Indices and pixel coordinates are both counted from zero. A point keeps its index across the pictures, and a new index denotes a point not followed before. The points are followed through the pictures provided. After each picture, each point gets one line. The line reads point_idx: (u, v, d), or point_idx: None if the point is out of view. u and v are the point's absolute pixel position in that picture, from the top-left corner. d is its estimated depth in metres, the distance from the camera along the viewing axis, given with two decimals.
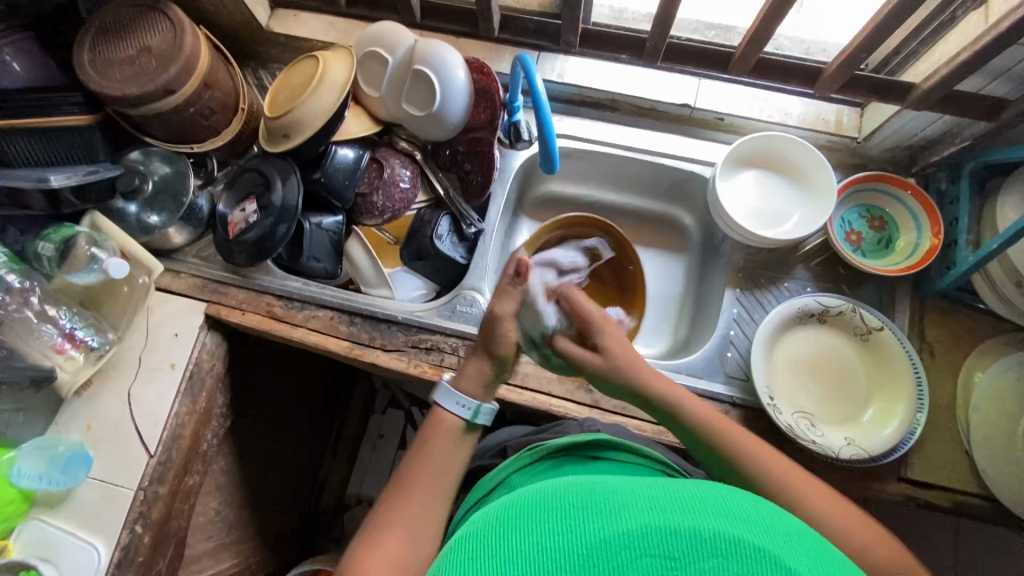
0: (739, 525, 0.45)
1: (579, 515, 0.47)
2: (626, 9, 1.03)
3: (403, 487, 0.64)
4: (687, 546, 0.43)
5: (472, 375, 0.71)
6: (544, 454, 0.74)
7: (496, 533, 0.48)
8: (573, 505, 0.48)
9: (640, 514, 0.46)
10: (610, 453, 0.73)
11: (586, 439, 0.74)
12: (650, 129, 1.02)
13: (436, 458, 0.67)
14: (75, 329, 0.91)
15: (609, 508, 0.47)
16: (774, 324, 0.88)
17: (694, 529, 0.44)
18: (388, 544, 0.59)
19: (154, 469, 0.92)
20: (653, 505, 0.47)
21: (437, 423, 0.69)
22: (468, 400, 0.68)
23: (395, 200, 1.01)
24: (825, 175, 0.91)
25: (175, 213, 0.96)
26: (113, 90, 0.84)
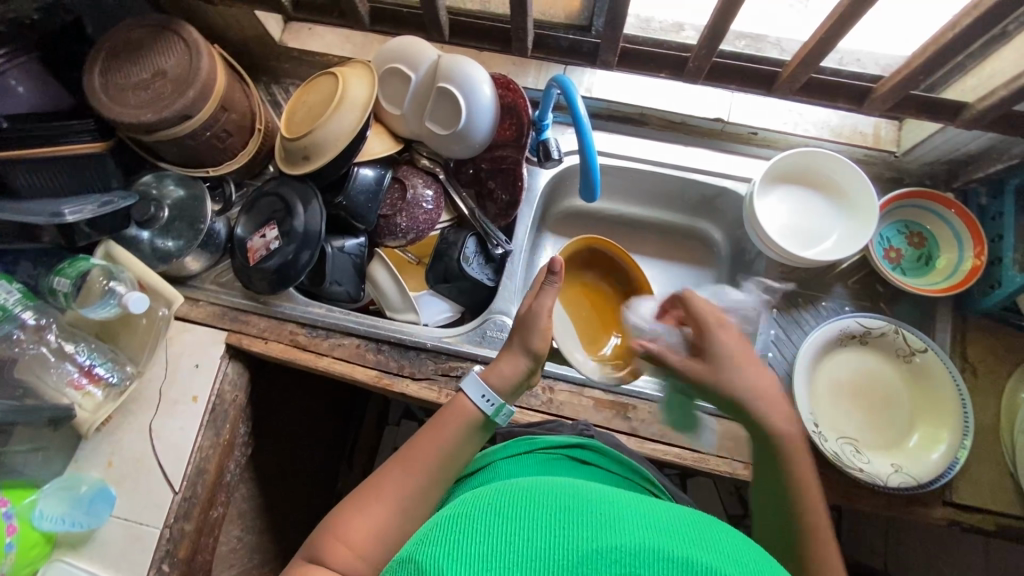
0: (738, 565, 0.38)
1: (567, 521, 0.41)
2: (653, 19, 0.99)
3: (407, 458, 0.65)
4: (674, 569, 0.36)
5: (504, 374, 0.71)
6: (536, 447, 0.72)
7: (479, 522, 0.42)
8: (563, 509, 0.42)
9: (636, 532, 0.39)
10: (597, 459, 0.72)
11: (575, 441, 0.73)
12: (681, 143, 0.99)
13: (444, 443, 0.66)
14: (94, 365, 0.89)
15: (603, 519, 0.41)
16: (816, 348, 0.86)
17: (686, 558, 0.37)
18: (375, 508, 0.61)
19: (179, 506, 0.89)
20: (652, 523, 0.41)
21: (457, 409, 0.69)
22: (493, 397, 0.69)
23: (420, 220, 0.98)
24: (866, 193, 0.88)
25: (192, 240, 0.92)
26: (128, 116, 0.80)
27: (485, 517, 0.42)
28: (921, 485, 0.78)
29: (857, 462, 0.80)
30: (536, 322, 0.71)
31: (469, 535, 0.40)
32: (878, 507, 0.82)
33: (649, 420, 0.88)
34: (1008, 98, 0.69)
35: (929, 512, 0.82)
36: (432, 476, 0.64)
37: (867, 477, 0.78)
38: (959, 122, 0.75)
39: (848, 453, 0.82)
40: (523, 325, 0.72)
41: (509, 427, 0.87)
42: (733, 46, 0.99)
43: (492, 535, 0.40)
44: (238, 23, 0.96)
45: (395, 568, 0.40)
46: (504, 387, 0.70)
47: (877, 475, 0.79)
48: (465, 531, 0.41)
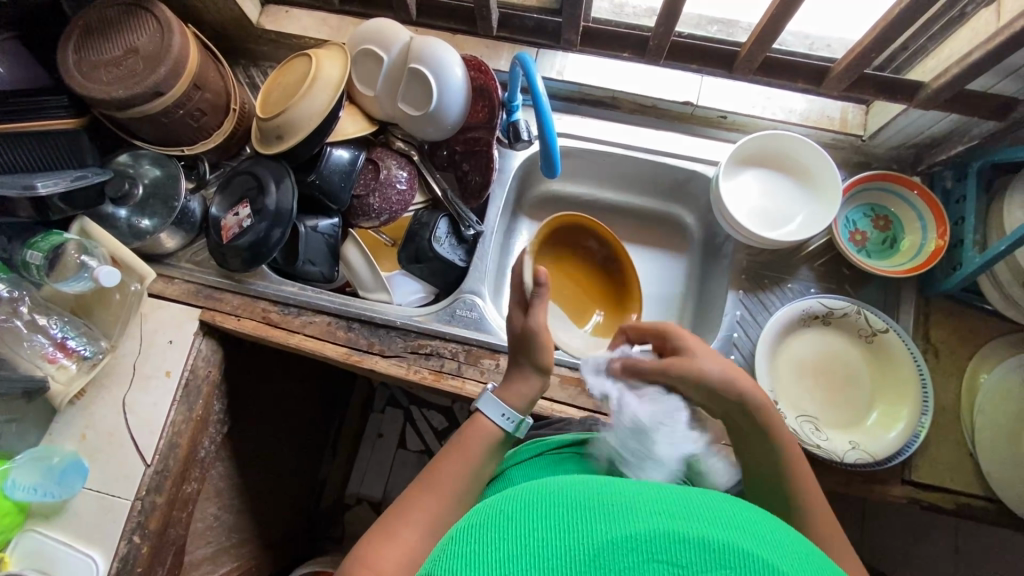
0: (754, 539, 0.36)
1: (575, 509, 0.38)
2: (626, 3, 1.00)
3: (434, 484, 0.63)
4: (694, 556, 0.34)
5: (520, 393, 0.72)
6: (544, 449, 0.71)
7: (485, 527, 0.39)
8: (566, 498, 0.39)
9: (650, 516, 0.37)
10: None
11: (585, 437, 0.71)
12: (652, 127, 1.00)
13: (470, 464, 0.65)
14: (67, 338, 0.90)
15: (610, 506, 0.38)
16: (779, 328, 0.87)
17: (701, 538, 0.35)
18: (403, 535, 0.58)
19: (151, 479, 0.91)
20: (662, 506, 0.38)
21: (474, 427, 0.68)
22: (513, 414, 0.69)
23: (392, 201, 1.00)
24: (830, 173, 0.88)
25: (166, 217, 0.94)
26: (100, 93, 0.81)
27: (487, 526, 0.39)
28: (877, 461, 0.79)
29: (815, 438, 0.81)
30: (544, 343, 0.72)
31: (475, 542, 0.37)
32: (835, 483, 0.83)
33: None
34: (962, 77, 0.70)
35: (888, 490, 0.83)
36: (457, 500, 0.62)
37: (824, 452, 0.79)
38: (915, 102, 0.77)
39: (807, 430, 0.82)
40: (524, 343, 0.73)
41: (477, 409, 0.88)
42: (704, 31, 1.00)
43: (498, 543, 0.37)
44: (215, 4, 0.98)
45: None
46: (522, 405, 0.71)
47: (835, 451, 0.80)
48: (468, 541, 0.38)
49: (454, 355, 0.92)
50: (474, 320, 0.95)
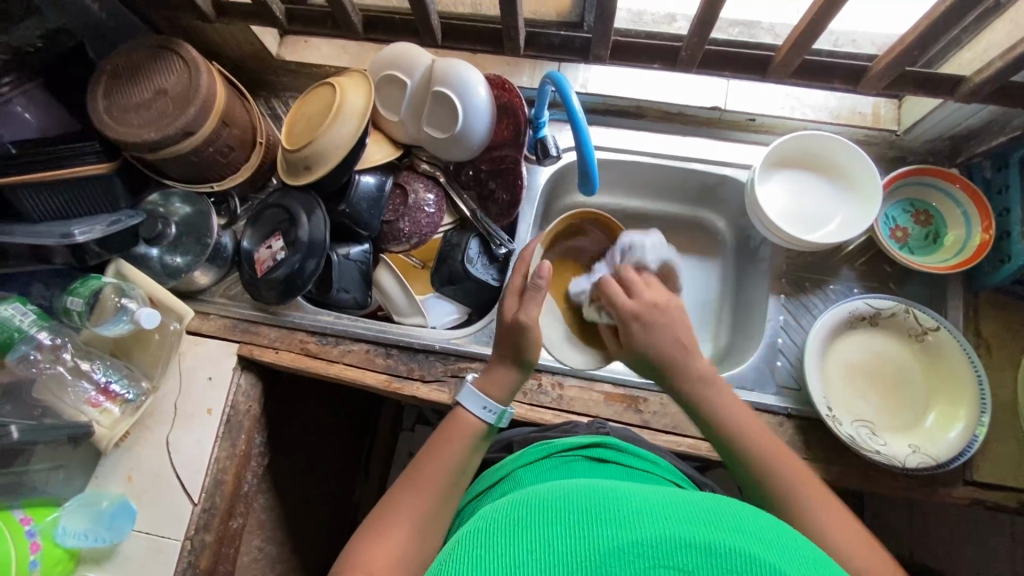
0: (756, 543, 0.39)
1: (590, 518, 0.42)
2: (644, 12, 1.00)
3: (418, 481, 0.63)
4: (694, 557, 0.38)
5: (501, 383, 0.70)
6: (552, 451, 0.71)
7: (503, 533, 0.42)
8: (579, 506, 0.43)
9: (655, 523, 0.40)
10: (619, 456, 0.70)
11: (592, 440, 0.72)
12: (680, 134, 0.99)
13: (448, 459, 0.65)
14: (110, 382, 0.90)
15: (620, 514, 0.42)
16: (826, 331, 0.85)
17: (706, 544, 0.38)
18: (393, 536, 0.58)
19: (199, 517, 0.91)
20: (669, 512, 0.42)
21: (455, 423, 0.68)
22: (494, 406, 0.69)
23: (422, 225, 0.99)
24: (867, 171, 0.87)
25: (200, 254, 0.94)
26: (132, 136, 0.81)
27: (504, 530, 0.43)
28: (940, 464, 0.77)
29: (873, 443, 0.79)
30: (507, 332, 0.71)
31: (496, 545, 0.41)
32: (893, 488, 0.82)
33: (660, 412, 0.88)
34: (1005, 70, 0.68)
35: (950, 492, 0.81)
36: (441, 493, 0.63)
37: (884, 458, 0.77)
38: (956, 97, 0.75)
39: (863, 435, 0.81)
40: (514, 336, 0.70)
41: (522, 430, 0.86)
42: (726, 34, 0.99)
43: (514, 545, 0.41)
44: (236, 39, 0.98)
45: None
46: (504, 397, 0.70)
47: (895, 456, 0.78)
48: (487, 547, 0.41)
49: None
50: None
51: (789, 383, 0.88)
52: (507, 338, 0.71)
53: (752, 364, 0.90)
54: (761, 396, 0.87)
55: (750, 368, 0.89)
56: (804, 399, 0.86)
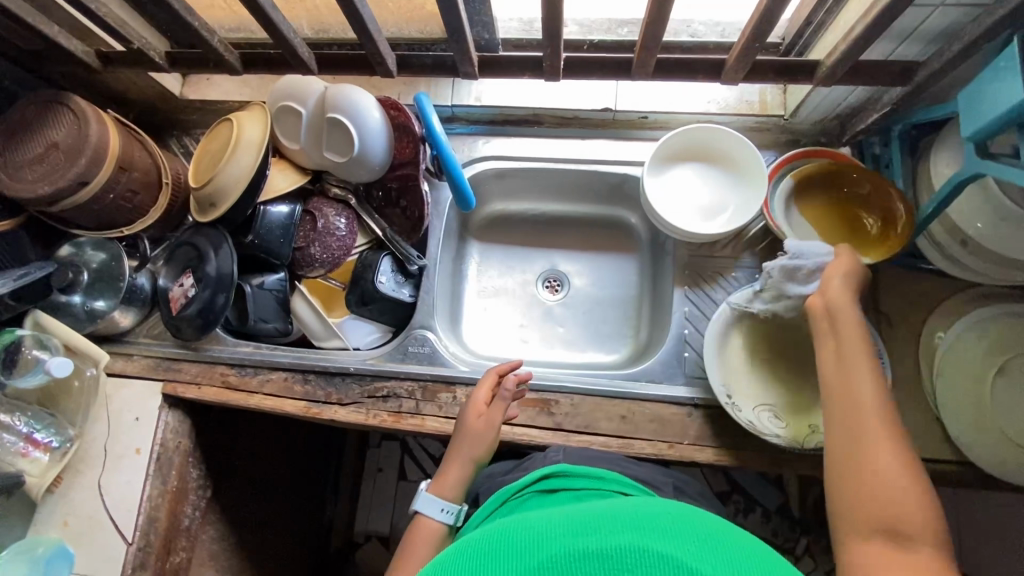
0: (653, 535, 0.41)
1: (492, 557, 0.43)
2: (535, 19, 1.01)
3: None
4: (589, 564, 0.39)
5: (453, 482, 0.79)
6: (510, 496, 0.71)
7: None
8: (482, 549, 0.45)
9: (549, 545, 0.42)
10: (567, 482, 0.69)
11: (541, 474, 0.71)
12: (578, 136, 1.00)
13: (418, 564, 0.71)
14: (33, 432, 0.92)
15: (516, 546, 0.43)
16: (725, 320, 0.86)
17: (600, 550, 0.40)
18: None
19: (134, 556, 0.93)
20: (561, 529, 0.43)
21: (420, 530, 0.76)
22: (451, 506, 0.77)
23: (333, 249, 1.01)
24: (753, 158, 0.88)
25: (115, 296, 0.96)
26: (26, 192, 0.84)
27: None
28: None
29: (774, 428, 0.79)
30: (481, 433, 0.81)
31: None
32: (802, 468, 0.83)
33: (572, 413, 0.89)
34: (850, 52, 0.70)
35: None
36: None
37: (783, 442, 0.77)
38: (817, 81, 0.77)
39: (766, 420, 0.80)
40: (477, 438, 0.81)
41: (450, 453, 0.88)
42: (616, 35, 1.00)
43: None
44: (137, 84, 1.01)
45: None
46: (454, 495, 0.78)
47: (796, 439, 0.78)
48: None
49: (411, 393, 0.93)
50: (427, 355, 0.96)
51: (697, 373, 0.89)
52: (463, 443, 0.81)
53: (661, 358, 0.91)
54: (669, 388, 0.88)
55: (658, 361, 0.91)
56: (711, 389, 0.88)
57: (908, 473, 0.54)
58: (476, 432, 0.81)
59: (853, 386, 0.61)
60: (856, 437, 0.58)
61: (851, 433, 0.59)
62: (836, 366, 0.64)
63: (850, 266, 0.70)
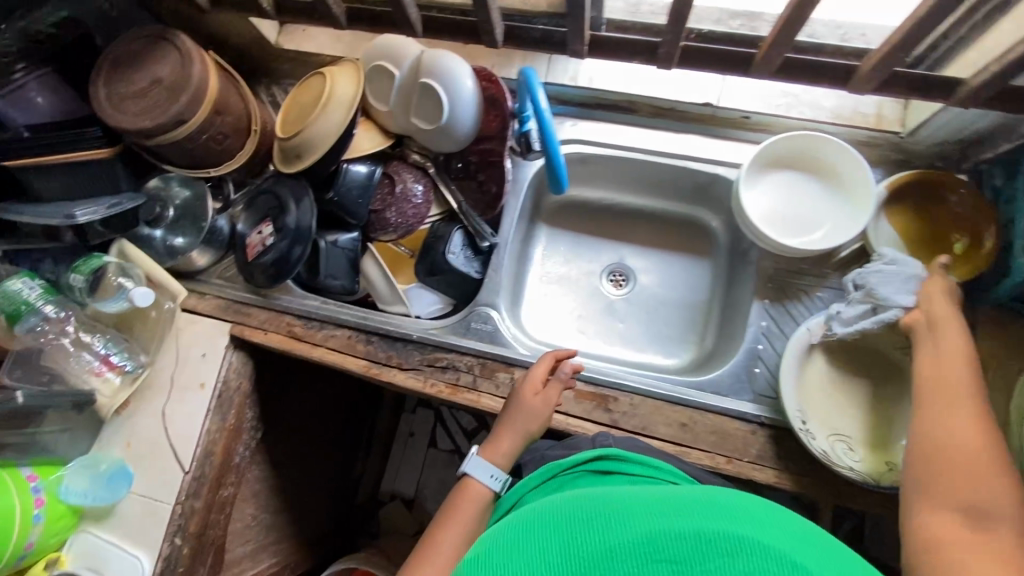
0: (744, 523, 0.42)
1: (579, 520, 0.45)
2: (642, 2, 0.97)
3: (435, 554, 0.68)
4: (684, 543, 0.41)
5: (505, 451, 0.79)
6: (556, 470, 0.69)
7: (506, 547, 0.46)
8: (564, 513, 0.47)
9: (639, 520, 0.43)
10: (621, 465, 0.67)
11: (594, 453, 0.69)
12: (672, 130, 0.96)
13: (465, 526, 0.72)
14: (110, 353, 0.96)
15: (602, 514, 0.45)
16: (805, 342, 0.83)
17: (692, 532, 0.41)
18: None
19: (189, 485, 0.97)
20: (646, 506, 0.45)
21: (464, 493, 0.76)
22: (501, 475, 0.77)
23: (408, 215, 1.01)
24: (861, 177, 0.83)
25: (196, 236, 0.99)
26: (128, 124, 0.86)
27: (505, 543, 0.46)
28: None
29: (847, 460, 0.77)
30: (535, 409, 0.81)
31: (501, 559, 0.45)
32: (864, 503, 0.80)
33: (630, 412, 0.87)
34: (1003, 74, 0.64)
35: None
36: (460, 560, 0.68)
37: (856, 475, 0.75)
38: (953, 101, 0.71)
39: (838, 451, 0.78)
40: (528, 411, 0.81)
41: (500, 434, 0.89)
42: (726, 26, 0.93)
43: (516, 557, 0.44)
44: (236, 27, 1.01)
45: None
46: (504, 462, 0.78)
47: (868, 473, 0.76)
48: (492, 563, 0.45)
49: (470, 368, 0.93)
50: (489, 334, 0.95)
51: (766, 392, 0.87)
52: (519, 415, 0.81)
53: (729, 371, 0.88)
54: (734, 402, 0.85)
55: (726, 374, 0.88)
56: (779, 409, 0.85)
57: (996, 458, 0.55)
58: (529, 405, 0.81)
59: (941, 380, 0.63)
60: (940, 429, 0.59)
61: (932, 419, 0.61)
62: (932, 361, 0.66)
63: (945, 287, 0.73)
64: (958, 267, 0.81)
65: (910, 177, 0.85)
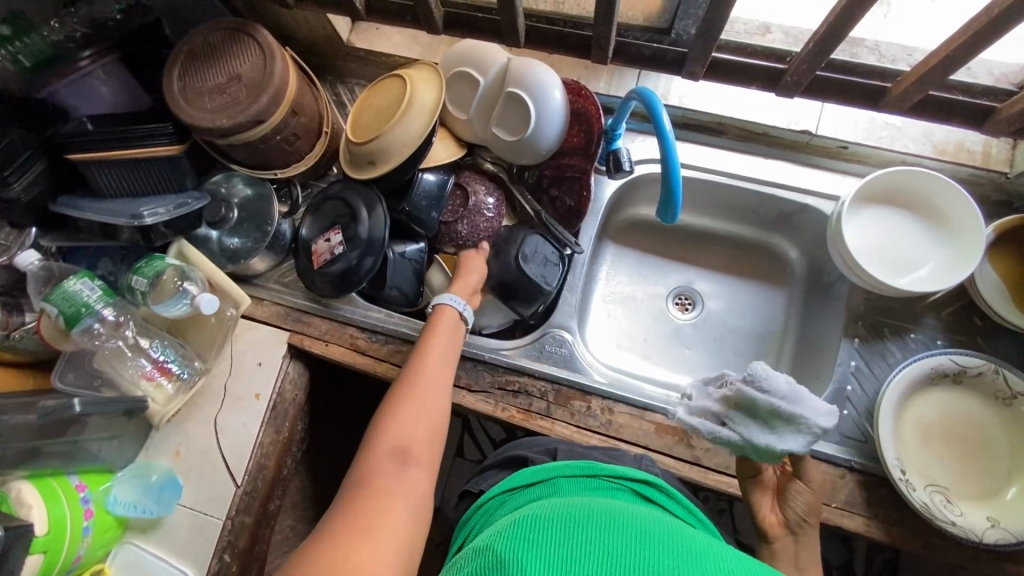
0: None
1: (647, 545, 0.43)
2: (737, 21, 0.93)
3: (418, 362, 0.80)
4: None
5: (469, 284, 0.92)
6: (602, 473, 0.63)
7: (565, 527, 0.45)
8: (637, 533, 0.45)
9: (707, 573, 0.41)
10: (665, 501, 0.63)
11: (641, 475, 0.64)
12: (764, 156, 0.92)
13: (445, 338, 0.84)
14: (166, 360, 0.93)
15: (674, 555, 0.43)
16: (905, 387, 0.79)
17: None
18: (409, 404, 0.74)
19: (240, 499, 0.92)
20: (719, 564, 0.42)
21: (439, 320, 0.86)
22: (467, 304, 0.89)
23: (480, 228, 0.97)
24: (970, 218, 0.80)
25: (260, 241, 0.95)
26: (203, 121, 0.81)
27: (565, 520, 0.46)
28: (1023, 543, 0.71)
29: (949, 514, 0.73)
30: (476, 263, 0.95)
31: (553, 537, 0.44)
32: (955, 558, 0.77)
33: (713, 450, 0.83)
34: None
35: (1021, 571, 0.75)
36: (442, 362, 0.81)
37: (960, 532, 0.71)
38: None
39: (938, 503, 0.75)
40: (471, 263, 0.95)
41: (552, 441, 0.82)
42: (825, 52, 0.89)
43: (573, 539, 0.44)
44: (309, 24, 0.97)
45: (476, 556, 0.45)
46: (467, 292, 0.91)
47: (972, 529, 0.72)
48: (546, 534, 0.44)
49: (543, 394, 0.89)
50: (564, 358, 0.92)
51: (854, 434, 0.83)
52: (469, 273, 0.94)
53: None
54: (825, 446, 0.82)
55: None
56: (871, 455, 0.81)
57: None
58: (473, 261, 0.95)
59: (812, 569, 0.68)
60: None
61: None
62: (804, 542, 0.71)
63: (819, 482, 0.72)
64: None
65: (1014, 222, 0.82)
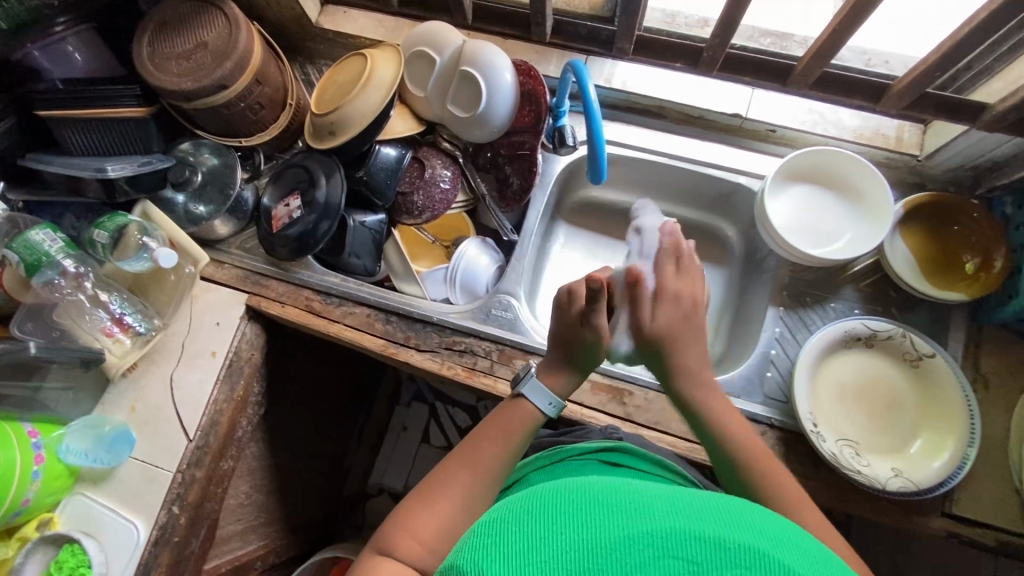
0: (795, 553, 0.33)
1: (602, 507, 0.36)
2: (679, 13, 1.00)
3: (466, 457, 0.63)
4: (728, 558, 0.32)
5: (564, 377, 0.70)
6: (566, 455, 0.70)
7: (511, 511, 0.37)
8: (586, 495, 0.37)
9: (675, 519, 0.34)
10: (630, 461, 0.69)
11: (602, 445, 0.71)
12: (695, 137, 1.00)
13: (505, 445, 0.65)
14: (124, 314, 0.95)
15: (632, 505, 0.36)
16: (819, 349, 0.85)
17: (718, 538, 0.33)
18: (439, 505, 0.59)
19: (192, 453, 0.94)
20: (685, 509, 0.36)
21: (514, 412, 0.68)
22: (559, 401, 0.69)
23: (435, 200, 1.02)
24: (881, 194, 0.87)
25: (221, 205, 0.99)
26: (169, 84, 0.86)
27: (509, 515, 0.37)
28: (921, 491, 0.76)
29: (856, 464, 0.79)
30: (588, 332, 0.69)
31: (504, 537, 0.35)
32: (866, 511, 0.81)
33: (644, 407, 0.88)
34: None
35: (925, 522, 0.79)
36: (495, 479, 0.63)
37: (864, 478, 0.76)
38: (978, 124, 0.77)
39: (846, 455, 0.80)
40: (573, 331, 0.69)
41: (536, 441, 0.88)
42: (757, 43, 0.96)
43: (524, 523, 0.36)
44: (278, 4, 1.02)
45: None
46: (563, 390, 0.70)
47: (876, 478, 0.77)
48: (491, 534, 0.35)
49: (488, 354, 0.93)
50: (508, 321, 0.96)
51: (776, 395, 0.88)
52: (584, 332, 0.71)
53: (743, 372, 0.90)
54: (746, 404, 0.86)
55: (740, 375, 0.89)
56: (791, 413, 0.86)
57: None
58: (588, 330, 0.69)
59: None
60: None
61: None
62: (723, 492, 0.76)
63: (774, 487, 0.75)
64: (963, 287, 0.85)
65: (925, 198, 0.88)
